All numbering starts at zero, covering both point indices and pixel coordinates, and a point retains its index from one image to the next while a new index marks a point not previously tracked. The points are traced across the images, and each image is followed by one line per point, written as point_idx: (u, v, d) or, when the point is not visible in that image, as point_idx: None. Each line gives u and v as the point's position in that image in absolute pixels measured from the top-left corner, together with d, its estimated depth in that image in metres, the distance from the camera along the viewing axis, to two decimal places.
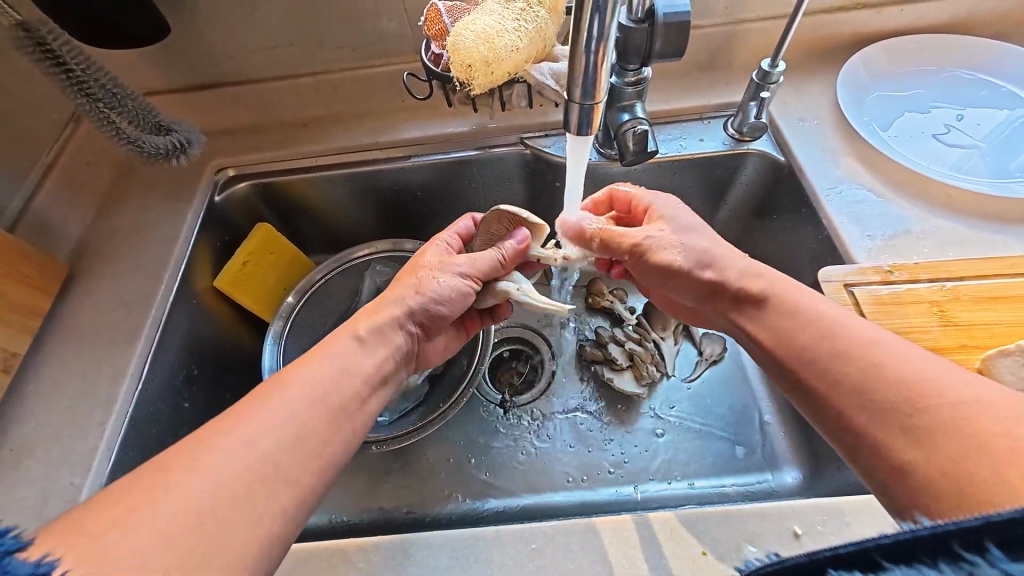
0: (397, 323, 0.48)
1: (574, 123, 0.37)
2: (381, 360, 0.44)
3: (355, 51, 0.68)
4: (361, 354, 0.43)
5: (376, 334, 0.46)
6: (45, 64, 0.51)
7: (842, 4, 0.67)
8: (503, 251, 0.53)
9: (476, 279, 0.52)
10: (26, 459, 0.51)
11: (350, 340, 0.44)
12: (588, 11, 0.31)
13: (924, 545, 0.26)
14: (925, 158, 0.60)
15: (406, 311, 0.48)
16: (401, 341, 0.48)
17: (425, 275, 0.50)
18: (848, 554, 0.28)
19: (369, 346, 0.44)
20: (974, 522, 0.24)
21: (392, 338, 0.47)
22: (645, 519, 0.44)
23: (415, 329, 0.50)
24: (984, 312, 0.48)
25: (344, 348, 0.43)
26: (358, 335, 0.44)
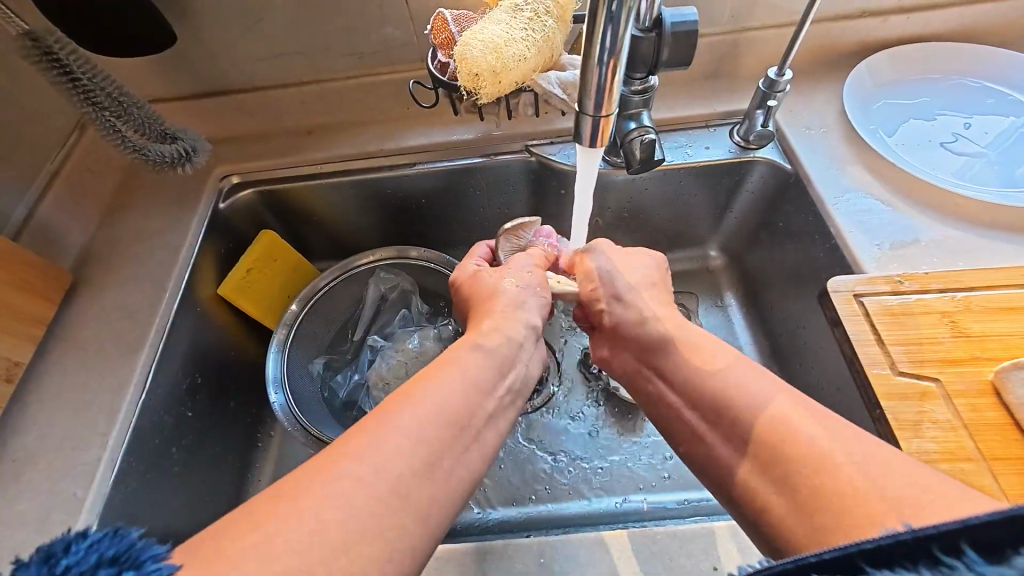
0: (521, 326, 0.47)
1: (585, 135, 0.37)
2: (505, 364, 0.43)
3: (360, 59, 0.68)
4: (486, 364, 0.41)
5: (499, 348, 0.44)
6: (52, 73, 0.51)
7: (848, 12, 0.67)
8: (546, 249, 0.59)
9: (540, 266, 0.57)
10: (29, 470, 0.51)
11: (483, 351, 0.42)
12: (601, 21, 0.30)
13: (906, 551, 0.25)
14: (932, 166, 0.60)
15: (518, 313, 0.49)
16: (526, 339, 0.47)
17: (507, 281, 0.52)
18: (833, 560, 0.26)
19: (495, 359, 0.42)
20: (952, 526, 0.25)
21: (513, 339, 0.46)
22: (655, 533, 0.43)
23: (535, 325, 0.49)
24: (996, 323, 0.48)
25: (467, 363, 0.41)
26: (478, 346, 0.43)
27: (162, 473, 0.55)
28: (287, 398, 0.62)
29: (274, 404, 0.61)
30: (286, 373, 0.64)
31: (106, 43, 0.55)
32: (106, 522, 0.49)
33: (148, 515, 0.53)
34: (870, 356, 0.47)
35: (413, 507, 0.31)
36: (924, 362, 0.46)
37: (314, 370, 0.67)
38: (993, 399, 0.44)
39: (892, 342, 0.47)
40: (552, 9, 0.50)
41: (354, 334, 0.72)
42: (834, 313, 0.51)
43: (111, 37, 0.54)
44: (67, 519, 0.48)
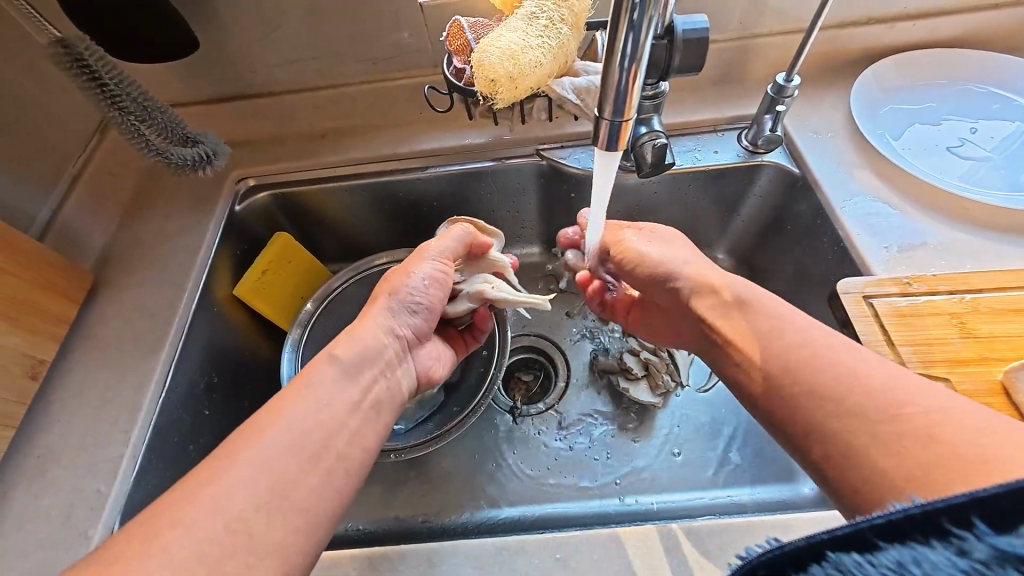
0: (385, 333, 0.48)
1: (602, 138, 0.38)
2: (367, 380, 0.44)
3: (375, 65, 0.70)
4: (342, 378, 0.42)
5: (358, 357, 0.45)
6: (81, 79, 0.52)
7: (855, 18, 0.68)
8: (469, 236, 0.59)
9: (450, 263, 0.56)
10: (52, 467, 0.52)
11: (339, 360, 0.43)
12: (622, 29, 0.32)
13: (916, 524, 0.26)
14: (939, 170, 0.61)
15: (392, 320, 0.50)
16: (388, 349, 0.48)
17: (407, 274, 0.53)
18: (844, 536, 0.27)
19: (350, 370, 0.43)
20: (962, 499, 0.25)
21: (380, 350, 0.47)
22: (669, 530, 0.44)
23: (402, 334, 0.50)
24: (1003, 325, 0.48)
25: (327, 376, 0.42)
26: (336, 355, 0.44)
27: (181, 471, 0.56)
28: None
29: None
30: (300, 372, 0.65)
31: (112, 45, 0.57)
32: (128, 518, 0.50)
33: None
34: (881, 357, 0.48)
35: (282, 515, 0.33)
36: (934, 363, 0.47)
37: None
38: (1003, 399, 0.45)
39: (901, 342, 0.48)
40: (567, 17, 0.51)
41: None
42: (843, 315, 0.51)
43: (117, 37, 0.56)
44: (91, 514, 0.49)
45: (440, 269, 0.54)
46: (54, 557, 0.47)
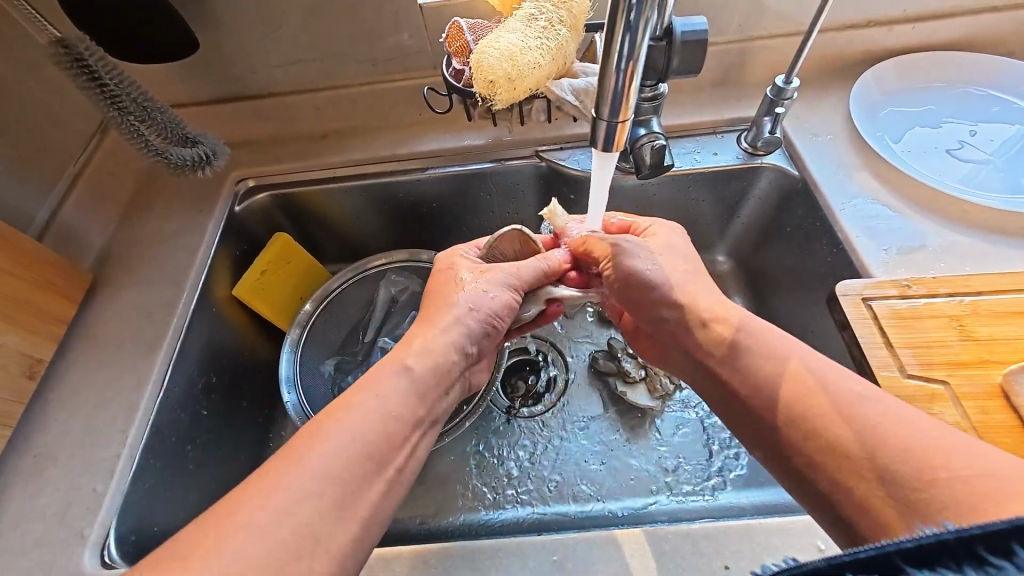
0: (457, 349, 0.47)
1: (601, 139, 0.38)
2: (431, 398, 0.43)
3: (375, 66, 0.70)
4: (412, 390, 0.42)
5: (430, 369, 0.44)
6: (80, 79, 0.53)
7: (854, 21, 0.68)
8: (550, 263, 0.56)
9: (522, 290, 0.54)
10: (50, 467, 0.52)
11: (411, 371, 0.43)
12: (619, 30, 0.32)
13: (948, 550, 0.26)
14: (939, 173, 0.61)
15: (465, 335, 0.48)
16: (456, 365, 0.47)
17: (482, 291, 0.51)
18: (869, 559, 0.27)
19: (421, 383, 0.43)
20: (1002, 526, 0.25)
21: (448, 366, 0.46)
22: (665, 532, 0.44)
23: (471, 350, 0.49)
24: (1002, 327, 0.48)
25: (396, 388, 0.41)
26: (408, 367, 0.43)
27: (178, 471, 0.56)
28: (299, 397, 0.63)
29: (287, 403, 0.62)
30: (298, 372, 0.65)
31: (111, 45, 0.58)
32: (124, 517, 0.50)
33: (163, 511, 0.54)
34: (879, 359, 0.48)
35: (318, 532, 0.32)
36: (932, 365, 0.47)
37: (325, 371, 0.67)
38: (1001, 402, 0.45)
39: (901, 345, 0.48)
40: (565, 19, 0.51)
41: (365, 336, 0.71)
42: (842, 317, 0.51)
43: (116, 38, 0.57)
44: (87, 514, 0.49)
45: (510, 294, 0.52)
46: (50, 556, 0.47)
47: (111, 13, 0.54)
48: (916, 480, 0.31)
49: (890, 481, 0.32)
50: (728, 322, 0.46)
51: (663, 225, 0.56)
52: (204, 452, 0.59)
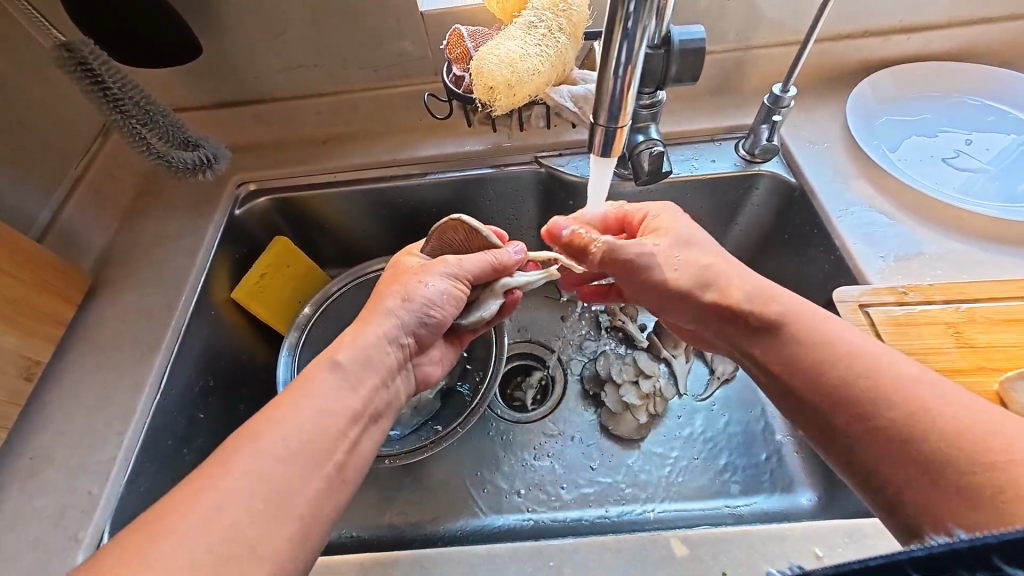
0: (389, 342, 0.47)
1: (597, 144, 0.38)
2: (368, 393, 0.42)
3: (376, 72, 0.70)
4: (345, 385, 0.41)
5: (361, 362, 0.43)
6: (84, 83, 0.53)
7: (851, 31, 0.69)
8: (498, 256, 0.53)
9: (468, 282, 0.52)
10: (45, 468, 0.52)
11: (343, 367, 0.42)
12: (617, 38, 0.32)
13: (960, 558, 0.25)
14: (935, 181, 0.61)
15: (398, 327, 0.48)
16: (392, 358, 0.46)
17: (422, 285, 0.49)
18: (879, 566, 0.27)
19: (353, 377, 0.42)
20: (1015, 536, 0.24)
21: (382, 359, 0.45)
22: (663, 539, 0.44)
23: (408, 341, 0.49)
24: (998, 335, 0.48)
25: (327, 386, 0.40)
26: (339, 363, 0.42)
27: (175, 474, 0.56)
28: None
29: None
30: (296, 376, 0.64)
31: (115, 49, 0.58)
32: (120, 520, 0.50)
33: None
34: None
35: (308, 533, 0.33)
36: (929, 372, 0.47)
37: None
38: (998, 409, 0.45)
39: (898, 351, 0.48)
40: (564, 27, 0.52)
41: None
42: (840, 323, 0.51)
43: (121, 41, 0.57)
44: (82, 517, 0.49)
45: (450, 285, 0.50)
46: (43, 560, 0.47)
47: (117, 17, 0.55)
48: (934, 460, 0.32)
49: (916, 465, 0.32)
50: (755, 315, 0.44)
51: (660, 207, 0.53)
52: (200, 456, 0.59)
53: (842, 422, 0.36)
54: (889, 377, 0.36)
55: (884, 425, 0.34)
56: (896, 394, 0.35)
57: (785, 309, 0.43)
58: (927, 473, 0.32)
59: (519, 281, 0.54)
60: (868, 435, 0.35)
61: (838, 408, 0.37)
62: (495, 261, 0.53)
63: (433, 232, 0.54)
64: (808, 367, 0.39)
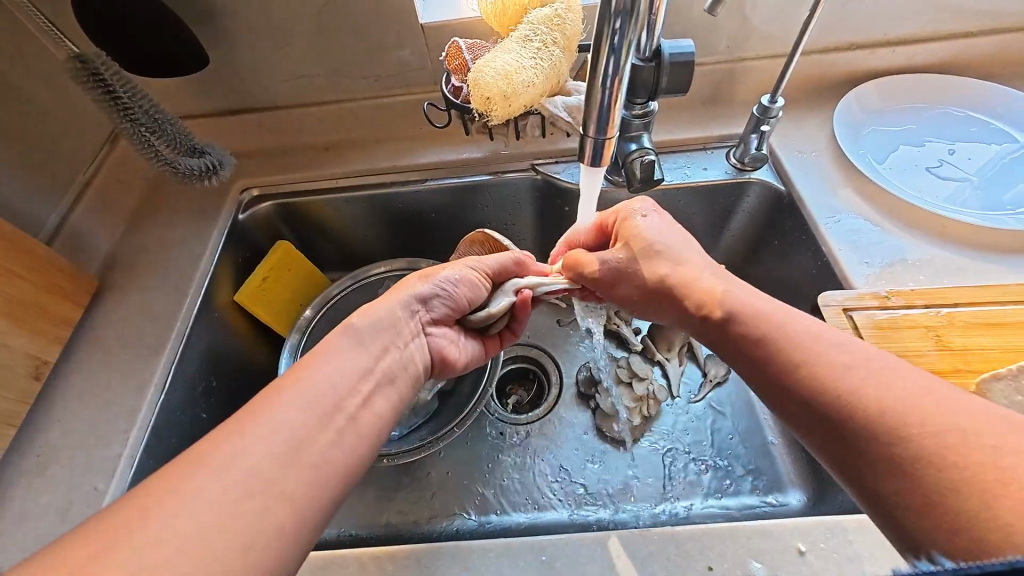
0: (402, 307, 0.49)
1: (589, 154, 0.40)
2: (375, 356, 0.44)
3: (377, 81, 0.72)
4: (354, 346, 0.43)
5: (373, 327, 0.46)
6: (96, 92, 0.55)
7: (837, 44, 0.71)
8: (519, 258, 0.58)
9: (486, 275, 0.56)
10: (52, 466, 0.53)
11: (354, 327, 0.45)
12: (604, 53, 0.34)
13: None
14: (919, 189, 0.63)
15: (415, 296, 0.51)
16: (403, 327, 0.48)
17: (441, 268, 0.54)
18: None
19: (362, 338, 0.44)
20: (1001, 568, 0.24)
21: (393, 323, 0.47)
22: (652, 535, 0.45)
23: (421, 312, 0.51)
24: (976, 338, 0.50)
25: (342, 344, 0.43)
26: (351, 325, 0.45)
27: None
28: None
29: None
30: None
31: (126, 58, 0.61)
32: None
33: None
34: None
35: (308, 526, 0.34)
36: None
37: None
38: None
39: None
40: (559, 41, 0.54)
41: None
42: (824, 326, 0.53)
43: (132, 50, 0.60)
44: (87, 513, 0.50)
45: (468, 268, 0.54)
46: None
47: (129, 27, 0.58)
48: (903, 425, 0.32)
49: (867, 449, 0.33)
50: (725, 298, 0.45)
51: (631, 207, 0.55)
52: None
53: (794, 410, 0.38)
54: (837, 366, 0.36)
55: (827, 410, 0.35)
56: (843, 378, 0.36)
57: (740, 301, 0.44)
58: (876, 454, 0.33)
59: (530, 280, 0.57)
60: (820, 419, 0.36)
61: (790, 396, 0.38)
62: (518, 260, 0.58)
63: (465, 241, 0.64)
64: (763, 358, 0.40)
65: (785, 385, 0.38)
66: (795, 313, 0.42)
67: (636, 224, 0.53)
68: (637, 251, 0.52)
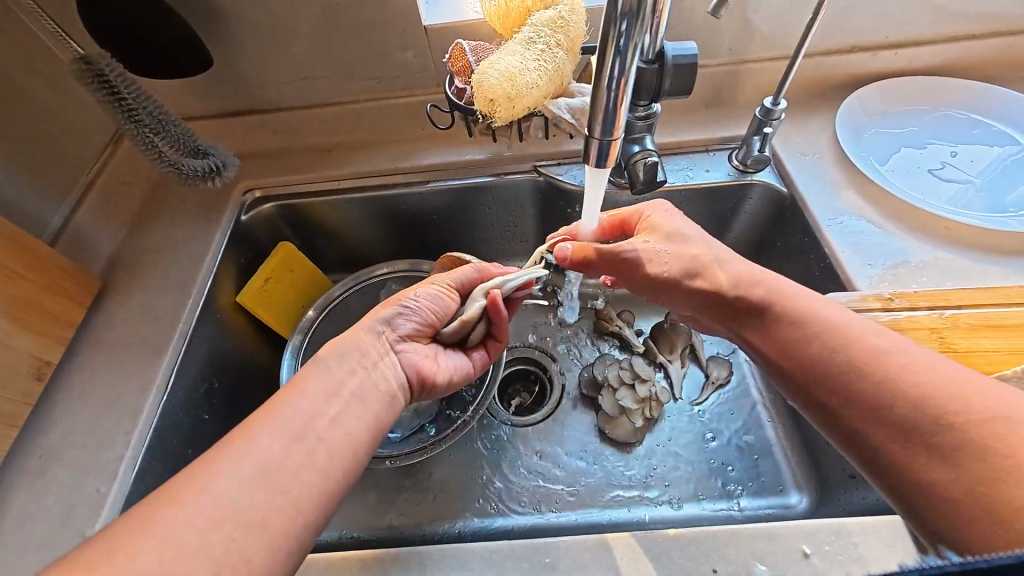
0: (371, 330, 0.49)
1: (593, 156, 0.40)
2: (345, 377, 0.44)
3: (380, 83, 0.73)
4: (321, 372, 0.43)
5: (340, 352, 0.45)
6: (100, 94, 0.55)
7: (839, 47, 0.71)
8: (481, 268, 0.59)
9: (451, 289, 0.56)
10: (54, 467, 0.53)
11: (321, 359, 0.44)
12: (610, 54, 0.34)
13: None
14: (921, 191, 0.63)
15: (381, 319, 0.50)
16: (373, 349, 0.48)
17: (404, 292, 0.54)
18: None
19: (331, 364, 0.44)
20: (1006, 562, 0.24)
21: (363, 347, 0.47)
22: (656, 537, 0.45)
23: (389, 333, 0.50)
24: (980, 340, 0.50)
25: (309, 372, 0.43)
26: (319, 356, 0.45)
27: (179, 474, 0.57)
28: None
29: None
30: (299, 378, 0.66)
31: (130, 59, 0.61)
32: None
33: None
34: None
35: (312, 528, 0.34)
36: None
37: None
38: None
39: None
40: (562, 43, 0.54)
41: None
42: None
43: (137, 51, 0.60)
44: (89, 514, 0.50)
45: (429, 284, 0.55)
46: (51, 556, 0.48)
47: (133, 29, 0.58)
48: None
49: (912, 433, 0.34)
50: (761, 285, 0.46)
51: (651, 207, 0.57)
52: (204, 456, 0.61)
53: (830, 396, 0.39)
54: (874, 350, 0.38)
55: (868, 395, 0.37)
56: (882, 361, 0.37)
57: (772, 287, 0.46)
58: (919, 438, 0.34)
59: (499, 282, 0.56)
60: (859, 405, 0.37)
61: (824, 381, 0.39)
62: (480, 269, 0.59)
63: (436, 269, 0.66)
64: (795, 343, 0.42)
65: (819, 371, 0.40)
66: (825, 302, 0.44)
67: (658, 219, 0.54)
68: (656, 241, 0.52)
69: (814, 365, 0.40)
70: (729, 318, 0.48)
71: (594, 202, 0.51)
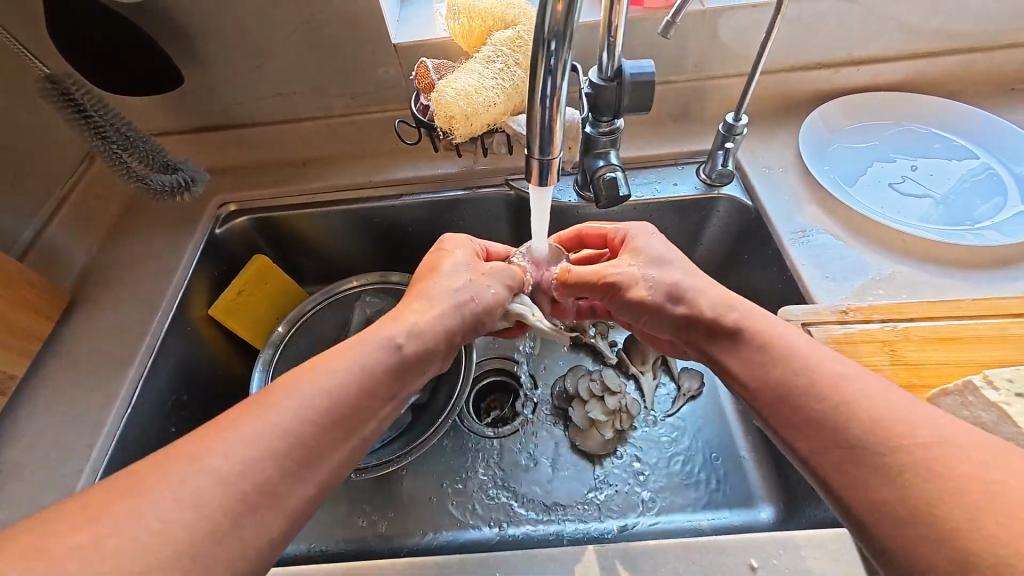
0: (452, 326, 0.49)
1: (535, 174, 0.41)
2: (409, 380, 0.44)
3: (352, 99, 0.74)
4: (394, 372, 0.42)
5: (422, 347, 0.45)
6: (68, 112, 0.56)
7: (802, 63, 0.73)
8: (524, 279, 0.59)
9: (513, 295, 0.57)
10: (12, 481, 0.53)
11: (400, 350, 0.43)
12: (541, 74, 0.35)
13: None
14: (881, 206, 0.64)
15: (464, 317, 0.50)
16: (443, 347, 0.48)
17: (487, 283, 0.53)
18: None
19: (410, 362, 0.44)
20: None
21: (442, 344, 0.48)
22: (606, 550, 0.45)
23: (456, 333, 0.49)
24: (930, 353, 0.51)
25: (383, 366, 0.42)
26: (399, 348, 0.43)
27: None
28: None
29: None
30: None
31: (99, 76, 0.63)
32: None
33: None
34: None
35: None
36: None
37: None
38: None
39: None
40: (521, 62, 0.55)
41: None
42: None
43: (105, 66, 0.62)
44: None
45: (505, 291, 0.55)
46: None
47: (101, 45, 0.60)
48: None
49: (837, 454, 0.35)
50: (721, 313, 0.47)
51: (639, 227, 0.58)
52: None
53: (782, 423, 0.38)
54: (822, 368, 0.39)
55: None
56: None
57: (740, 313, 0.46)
58: None
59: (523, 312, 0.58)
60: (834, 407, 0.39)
61: None
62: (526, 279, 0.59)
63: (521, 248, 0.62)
64: (748, 364, 0.43)
65: (769, 382, 0.41)
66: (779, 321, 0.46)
67: (641, 241, 0.56)
68: (643, 266, 0.54)
69: (767, 384, 0.41)
70: (704, 341, 0.48)
71: (544, 213, 0.51)
